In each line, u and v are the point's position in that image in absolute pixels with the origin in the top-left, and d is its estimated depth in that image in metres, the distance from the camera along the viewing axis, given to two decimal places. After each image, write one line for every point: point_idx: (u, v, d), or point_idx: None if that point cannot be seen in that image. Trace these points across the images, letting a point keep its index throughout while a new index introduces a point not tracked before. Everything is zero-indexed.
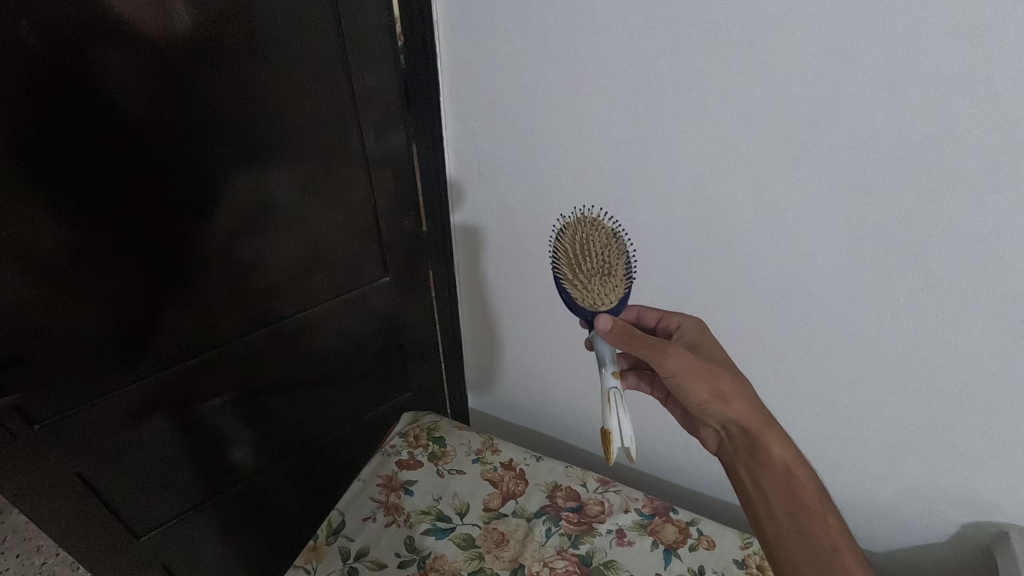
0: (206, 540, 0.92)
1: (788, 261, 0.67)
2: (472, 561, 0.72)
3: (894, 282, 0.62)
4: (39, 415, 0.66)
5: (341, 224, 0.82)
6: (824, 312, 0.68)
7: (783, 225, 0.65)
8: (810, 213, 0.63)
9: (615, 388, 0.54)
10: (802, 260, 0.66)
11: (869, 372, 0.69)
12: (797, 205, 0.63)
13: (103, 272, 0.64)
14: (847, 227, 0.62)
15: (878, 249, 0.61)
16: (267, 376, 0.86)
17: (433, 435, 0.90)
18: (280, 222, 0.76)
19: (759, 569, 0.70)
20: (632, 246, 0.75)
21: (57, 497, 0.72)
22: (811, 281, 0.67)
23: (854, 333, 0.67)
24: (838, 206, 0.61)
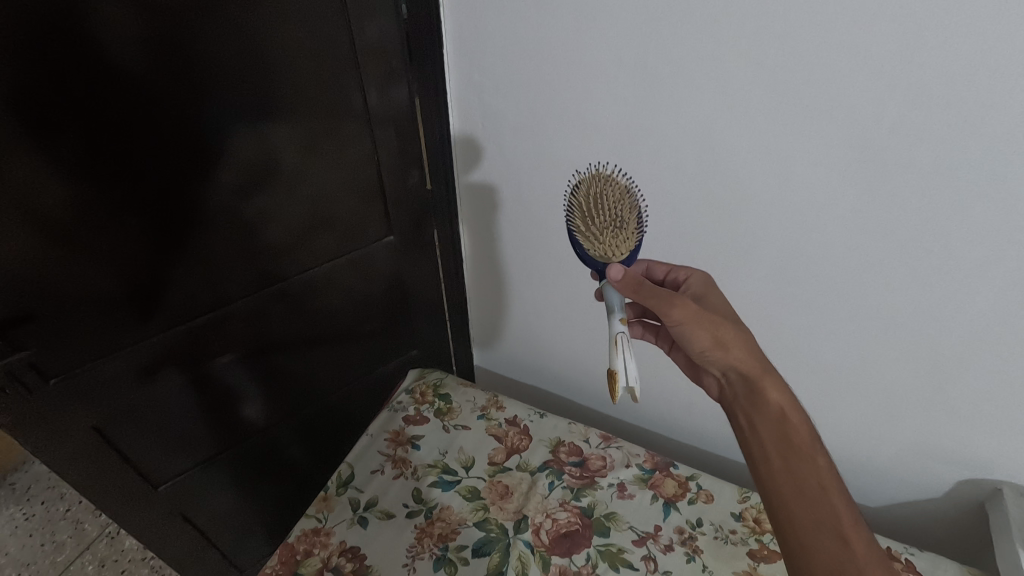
0: (222, 490, 0.95)
1: (796, 221, 0.66)
2: (477, 512, 0.75)
3: (905, 244, 0.61)
4: (53, 369, 0.67)
5: (345, 183, 0.81)
6: (829, 274, 0.68)
7: (793, 185, 0.64)
8: (821, 173, 0.61)
9: (622, 334, 0.54)
10: (810, 221, 0.65)
11: (871, 333, 0.69)
12: (809, 165, 0.62)
13: (109, 229, 0.64)
14: (860, 188, 0.60)
15: (890, 210, 0.60)
16: (275, 331, 0.87)
17: (439, 392, 0.92)
18: (284, 180, 0.75)
19: (755, 521, 0.73)
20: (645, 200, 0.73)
21: (76, 451, 0.74)
22: (818, 242, 0.66)
23: (858, 295, 0.67)
24: (852, 165, 0.59)
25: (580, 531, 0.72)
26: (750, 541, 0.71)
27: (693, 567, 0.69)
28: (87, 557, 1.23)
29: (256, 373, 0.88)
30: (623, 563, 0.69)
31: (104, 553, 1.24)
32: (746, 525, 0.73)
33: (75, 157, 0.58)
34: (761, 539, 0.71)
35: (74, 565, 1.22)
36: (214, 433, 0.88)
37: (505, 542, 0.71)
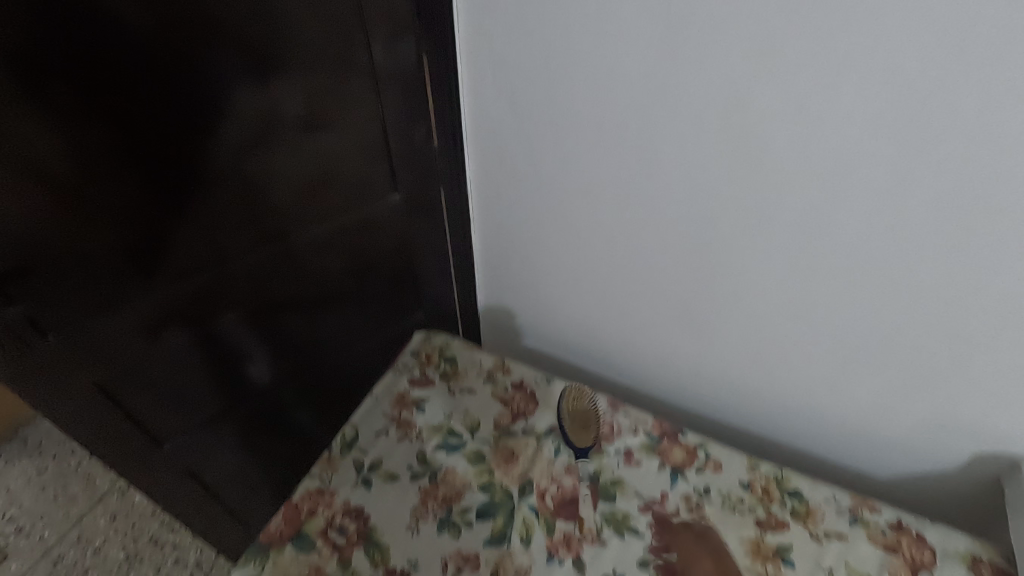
0: (228, 448, 0.95)
1: (825, 182, 0.61)
2: (482, 475, 0.74)
3: (946, 206, 0.56)
4: (51, 327, 0.65)
5: (346, 136, 0.78)
6: (858, 240, 0.63)
7: (826, 140, 0.58)
8: (858, 127, 0.56)
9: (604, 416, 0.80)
10: (842, 181, 0.60)
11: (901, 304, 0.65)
12: (843, 120, 0.56)
13: (104, 182, 0.61)
14: (899, 145, 0.55)
15: (931, 169, 0.55)
16: (277, 291, 0.85)
17: (444, 354, 0.91)
18: (282, 132, 0.72)
19: (763, 491, 0.72)
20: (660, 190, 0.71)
21: (79, 410, 0.73)
22: (849, 205, 0.61)
23: (889, 264, 0.62)
24: (893, 118, 0.54)
25: (586, 497, 0.72)
26: (757, 510, 0.70)
27: (698, 534, 0.68)
28: (99, 510, 1.26)
29: (259, 333, 0.87)
30: (627, 529, 0.69)
31: (114, 506, 1.26)
32: (753, 494, 0.72)
33: (67, 105, 0.55)
34: (768, 508, 0.70)
35: (86, 517, 1.25)
36: (217, 392, 0.87)
37: (509, 505, 0.71)
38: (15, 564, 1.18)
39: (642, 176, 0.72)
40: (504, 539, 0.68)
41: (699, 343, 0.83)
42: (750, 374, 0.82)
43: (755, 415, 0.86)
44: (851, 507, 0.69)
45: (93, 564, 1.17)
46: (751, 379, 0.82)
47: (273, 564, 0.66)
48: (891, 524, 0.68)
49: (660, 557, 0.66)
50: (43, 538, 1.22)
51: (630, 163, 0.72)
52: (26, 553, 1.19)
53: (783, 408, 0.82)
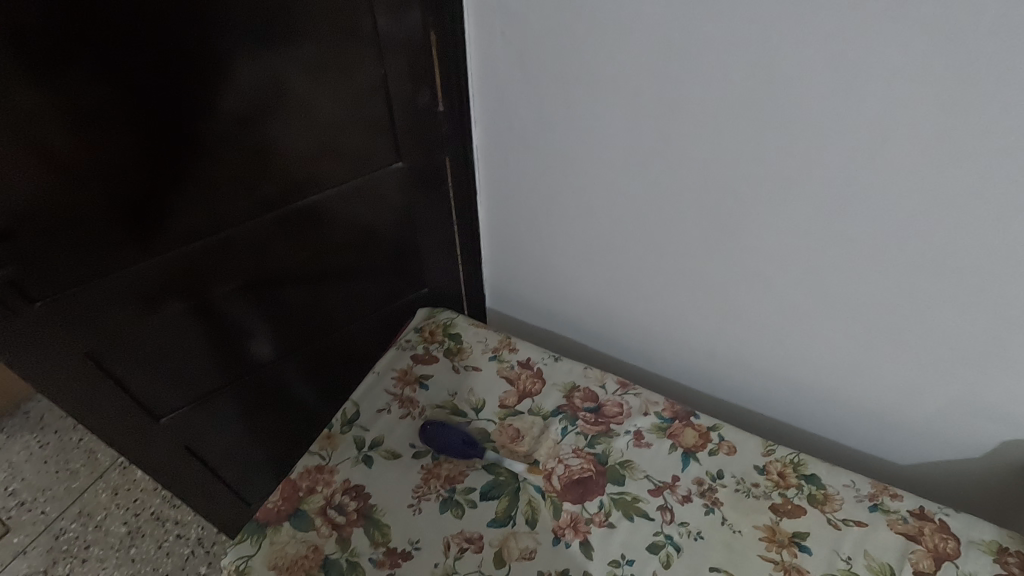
0: (226, 423, 0.93)
1: (864, 147, 0.56)
2: (486, 455, 0.72)
3: (995, 172, 0.51)
4: (39, 292, 0.63)
5: (355, 112, 0.75)
6: (892, 211, 0.58)
7: (864, 101, 0.53)
8: (901, 85, 0.51)
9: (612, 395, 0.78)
10: (879, 146, 0.55)
11: (936, 281, 0.60)
12: (885, 76, 0.51)
13: (89, 141, 0.59)
14: (946, 106, 0.50)
15: (983, 131, 0.50)
16: (277, 265, 0.82)
17: (449, 331, 0.88)
18: (286, 104, 0.68)
19: (779, 475, 0.69)
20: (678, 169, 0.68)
21: (71, 378, 0.71)
22: (885, 173, 0.56)
23: (925, 237, 0.58)
24: (944, 75, 0.49)
25: (593, 478, 0.69)
26: (772, 495, 0.67)
27: (710, 519, 0.65)
28: (100, 485, 1.25)
29: (258, 308, 0.84)
30: (637, 513, 0.66)
31: (116, 482, 1.26)
32: (769, 479, 0.69)
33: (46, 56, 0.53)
34: (784, 493, 0.67)
35: (88, 492, 1.24)
36: (216, 367, 0.85)
37: (514, 486, 0.69)
38: (18, 538, 1.18)
39: (660, 142, 0.67)
40: (509, 520, 0.66)
41: (714, 321, 0.80)
42: (766, 354, 0.79)
43: (771, 396, 0.83)
44: (870, 495, 0.67)
45: (95, 539, 1.17)
46: (768, 359, 0.79)
47: (271, 542, 0.64)
48: (913, 512, 0.65)
49: (671, 542, 0.64)
50: (45, 512, 1.21)
51: (647, 129, 0.67)
52: (28, 528, 1.19)
53: (800, 390, 0.80)
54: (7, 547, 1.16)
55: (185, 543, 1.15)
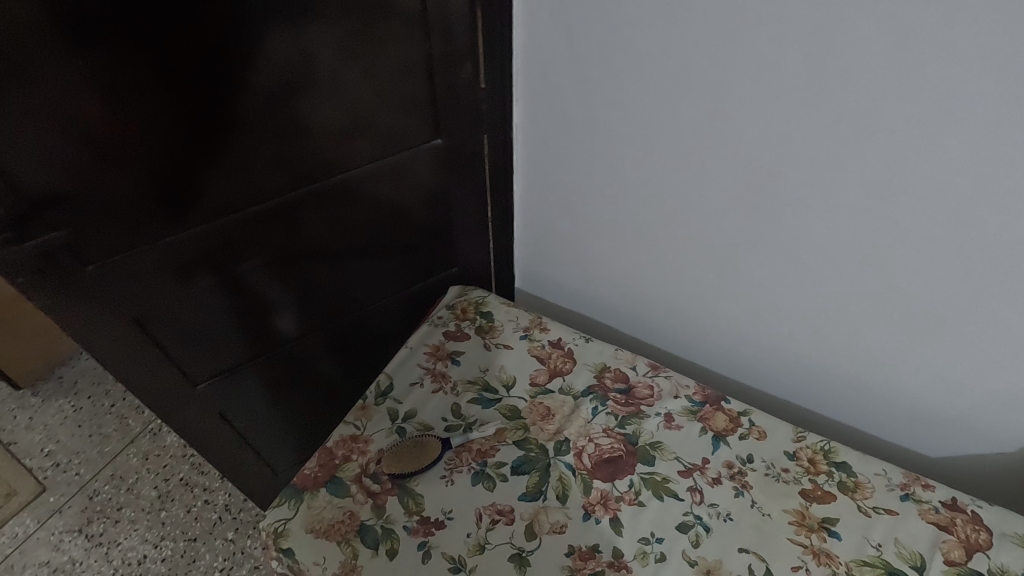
0: (258, 392, 0.96)
1: (922, 132, 0.53)
2: (517, 431, 0.73)
3: None
4: (90, 255, 0.65)
5: (386, 92, 0.74)
6: (945, 202, 0.56)
7: (924, 87, 0.51)
8: (967, 68, 0.49)
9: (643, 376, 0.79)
10: (938, 132, 0.53)
11: (987, 274, 0.58)
12: (946, 61, 0.49)
13: (138, 109, 0.59)
14: (1014, 91, 0.48)
15: None
16: (311, 238, 0.82)
17: (481, 310, 0.88)
18: (320, 82, 0.68)
19: (810, 462, 0.69)
20: (721, 154, 0.67)
21: (117, 342, 0.73)
22: (941, 161, 0.54)
23: (978, 229, 0.56)
24: (1013, 61, 0.47)
25: (624, 458, 0.70)
26: (803, 481, 0.67)
27: (740, 502, 0.66)
28: (132, 450, 1.29)
29: (292, 280, 0.85)
30: (667, 492, 0.67)
31: (146, 448, 1.29)
32: (799, 465, 0.69)
33: (92, 22, 0.52)
34: (814, 479, 0.67)
35: (120, 456, 1.28)
36: (249, 337, 0.87)
37: (545, 462, 0.70)
38: (54, 497, 1.22)
39: (705, 124, 0.66)
40: (540, 495, 0.67)
41: (748, 307, 0.79)
42: (800, 341, 0.78)
43: (802, 383, 0.83)
44: (902, 484, 0.67)
45: (127, 502, 1.20)
46: (801, 346, 0.79)
47: (308, 506, 0.66)
48: (945, 503, 0.65)
49: (700, 522, 0.64)
50: (80, 473, 1.25)
51: (692, 110, 0.65)
52: (63, 487, 1.23)
53: (832, 378, 0.79)
54: (44, 506, 1.20)
55: (213, 509, 1.18)
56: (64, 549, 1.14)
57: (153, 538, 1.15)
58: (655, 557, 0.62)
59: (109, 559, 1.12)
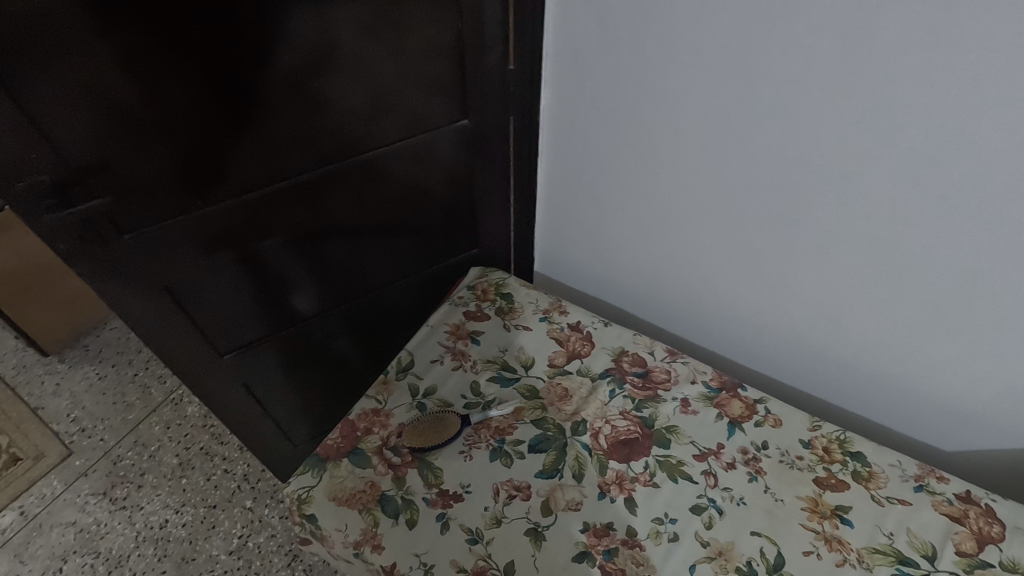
0: (280, 365, 0.98)
1: (958, 125, 0.53)
2: (535, 411, 0.74)
3: None
4: (127, 224, 0.67)
5: (410, 72, 0.74)
6: (978, 194, 0.55)
7: (963, 78, 0.50)
8: (1009, 60, 0.48)
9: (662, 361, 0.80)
10: (973, 125, 0.52)
11: (1019, 270, 0.57)
12: (988, 53, 0.48)
13: (175, 83, 0.60)
14: None
15: None
16: (335, 216, 0.83)
17: (501, 291, 0.89)
18: (344, 61, 0.68)
19: (824, 451, 0.70)
20: (749, 142, 0.66)
21: (148, 310, 0.76)
22: (975, 155, 0.53)
23: (1010, 225, 0.55)
24: None
25: (640, 440, 0.71)
26: (817, 469, 0.68)
27: (754, 487, 0.67)
28: (154, 418, 1.32)
29: (315, 256, 0.87)
30: (681, 475, 0.68)
31: (168, 416, 1.32)
32: (813, 453, 0.70)
33: None
34: (828, 468, 0.68)
35: (143, 424, 1.31)
36: (273, 310, 0.89)
37: (562, 441, 0.71)
38: (79, 461, 1.26)
39: (734, 110, 0.65)
40: (556, 473, 0.68)
41: (769, 296, 0.79)
42: (820, 331, 0.78)
43: (818, 374, 0.84)
44: (916, 475, 0.67)
45: (149, 468, 1.24)
46: (821, 336, 0.79)
47: (331, 475, 0.69)
48: (959, 495, 0.65)
49: (713, 505, 0.65)
50: (104, 439, 1.29)
51: (722, 96, 0.65)
52: (89, 452, 1.27)
53: (849, 369, 0.80)
54: (70, 469, 1.24)
55: (232, 478, 1.21)
56: (89, 510, 1.18)
57: (174, 504, 1.18)
58: (668, 537, 0.63)
59: (132, 522, 1.16)
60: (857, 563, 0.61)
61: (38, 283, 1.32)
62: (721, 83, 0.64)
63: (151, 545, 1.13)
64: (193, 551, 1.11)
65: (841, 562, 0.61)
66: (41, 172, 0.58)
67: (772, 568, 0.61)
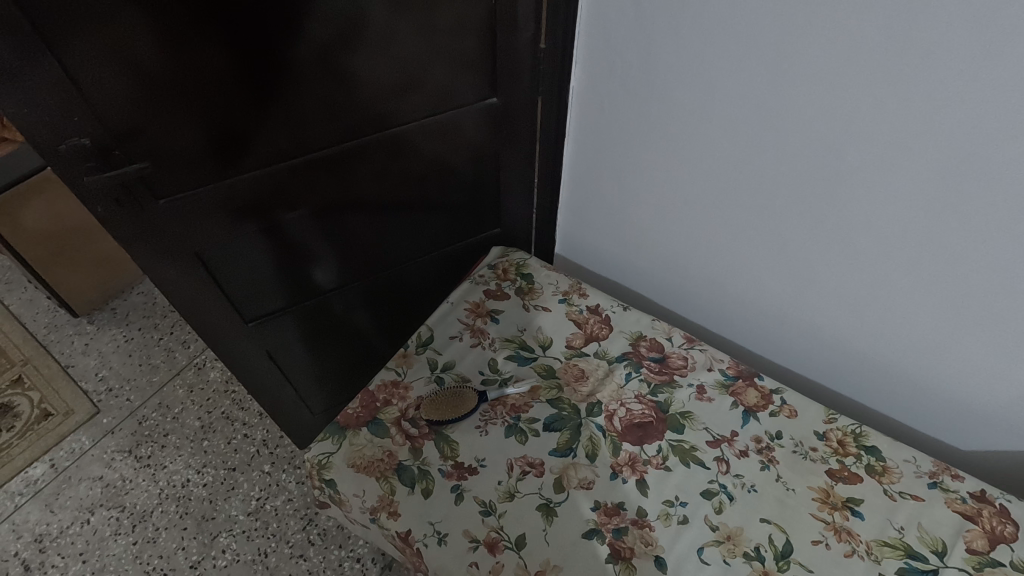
0: (301, 335, 1.00)
1: (1001, 121, 0.51)
2: (551, 390, 0.75)
3: None
4: (162, 189, 0.69)
5: (438, 48, 0.74)
6: (1018, 193, 0.54)
7: (1011, 72, 0.48)
8: None
9: (679, 347, 0.80)
10: (1018, 122, 0.50)
11: None
12: None
13: (211, 52, 0.61)
14: None
15: None
16: (360, 190, 0.84)
17: (521, 271, 0.90)
18: (373, 35, 0.68)
19: (838, 443, 0.70)
20: (780, 131, 0.65)
21: (179, 275, 0.78)
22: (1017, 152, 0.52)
23: None
24: None
25: (654, 423, 0.72)
26: (830, 461, 0.68)
27: (765, 475, 0.67)
28: (177, 381, 1.36)
29: (339, 229, 0.88)
30: (693, 460, 0.69)
31: (191, 380, 1.36)
32: (828, 445, 0.70)
33: None
34: (842, 460, 0.68)
35: (167, 386, 1.35)
36: (296, 281, 0.91)
37: (577, 422, 0.72)
38: (107, 419, 1.30)
39: (768, 96, 0.64)
40: (570, 452, 0.69)
41: (791, 286, 0.79)
42: (842, 324, 0.78)
43: (836, 366, 0.83)
44: (930, 472, 0.67)
45: (172, 429, 1.28)
46: (843, 329, 0.78)
47: (350, 443, 0.71)
48: (973, 494, 0.65)
49: (724, 490, 0.66)
50: (130, 399, 1.33)
51: (757, 81, 0.63)
52: (115, 411, 1.31)
53: (868, 364, 0.79)
54: (98, 426, 1.29)
55: (251, 442, 1.25)
56: (115, 466, 1.23)
57: (196, 464, 1.22)
58: (678, 519, 0.64)
59: (156, 480, 1.20)
60: (865, 555, 0.61)
61: (71, 245, 1.36)
62: (755, 70, 0.63)
63: (173, 502, 1.17)
64: (213, 510, 1.15)
65: (849, 553, 0.61)
66: (82, 135, 0.60)
67: (780, 555, 0.62)
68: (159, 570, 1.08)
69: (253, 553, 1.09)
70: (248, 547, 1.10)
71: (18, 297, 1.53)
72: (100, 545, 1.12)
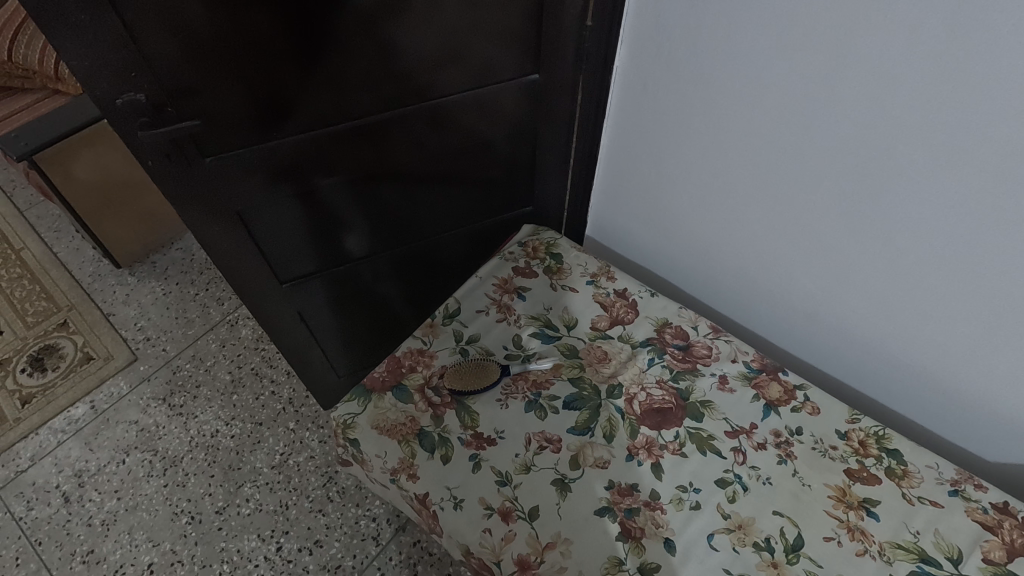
0: (330, 299, 1.02)
1: None
2: (573, 369, 0.76)
3: None
4: (208, 148, 0.71)
5: (482, 21, 0.73)
6: None
7: None
8: None
9: (705, 337, 0.80)
10: None
11: None
12: None
13: (260, 16, 0.62)
14: None
15: None
16: (396, 160, 0.85)
17: (551, 251, 0.90)
18: (418, 6, 0.68)
19: (860, 444, 0.69)
20: (826, 126, 0.64)
21: (219, 233, 0.80)
22: None
23: None
24: None
25: (673, 410, 0.72)
26: (849, 460, 0.68)
27: (782, 469, 0.67)
28: (211, 336, 1.41)
29: (373, 198, 0.89)
30: (710, 449, 0.69)
31: (223, 336, 1.41)
32: (848, 445, 0.69)
33: None
34: (861, 461, 0.68)
35: (201, 340, 1.41)
36: (328, 247, 0.93)
37: (596, 402, 0.73)
38: (144, 366, 1.36)
39: (818, 86, 0.62)
40: (587, 431, 0.70)
41: (825, 284, 0.78)
42: (874, 326, 0.76)
43: (864, 368, 0.82)
44: (953, 480, 0.66)
45: (204, 381, 1.33)
46: (875, 331, 0.77)
47: (375, 405, 0.73)
48: (996, 505, 0.64)
49: (738, 481, 0.67)
50: (166, 350, 1.39)
51: (806, 73, 0.62)
52: (152, 359, 1.37)
53: (898, 369, 0.78)
54: (136, 373, 1.35)
55: (278, 400, 1.29)
56: (149, 412, 1.28)
57: (224, 416, 1.27)
58: (690, 505, 0.65)
59: (187, 428, 1.26)
60: (877, 555, 0.61)
61: (116, 195, 1.41)
62: (806, 61, 0.61)
63: (202, 450, 1.22)
64: (239, 461, 1.20)
65: (861, 552, 0.61)
66: (137, 91, 0.62)
67: (790, 548, 0.62)
68: (187, 513, 1.14)
69: (275, 504, 1.14)
70: (271, 498, 1.15)
71: (65, 246, 1.59)
72: (134, 485, 1.18)
